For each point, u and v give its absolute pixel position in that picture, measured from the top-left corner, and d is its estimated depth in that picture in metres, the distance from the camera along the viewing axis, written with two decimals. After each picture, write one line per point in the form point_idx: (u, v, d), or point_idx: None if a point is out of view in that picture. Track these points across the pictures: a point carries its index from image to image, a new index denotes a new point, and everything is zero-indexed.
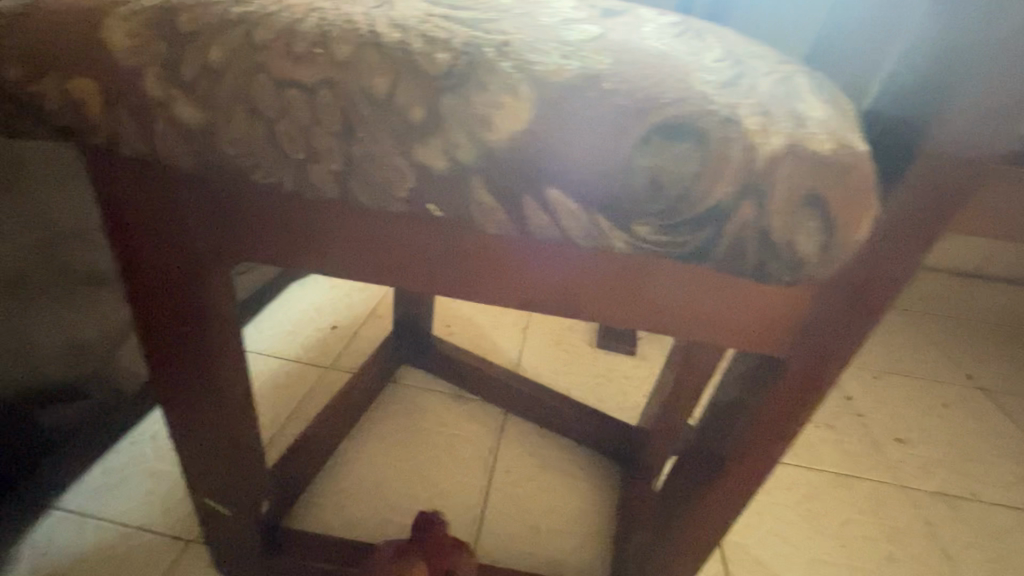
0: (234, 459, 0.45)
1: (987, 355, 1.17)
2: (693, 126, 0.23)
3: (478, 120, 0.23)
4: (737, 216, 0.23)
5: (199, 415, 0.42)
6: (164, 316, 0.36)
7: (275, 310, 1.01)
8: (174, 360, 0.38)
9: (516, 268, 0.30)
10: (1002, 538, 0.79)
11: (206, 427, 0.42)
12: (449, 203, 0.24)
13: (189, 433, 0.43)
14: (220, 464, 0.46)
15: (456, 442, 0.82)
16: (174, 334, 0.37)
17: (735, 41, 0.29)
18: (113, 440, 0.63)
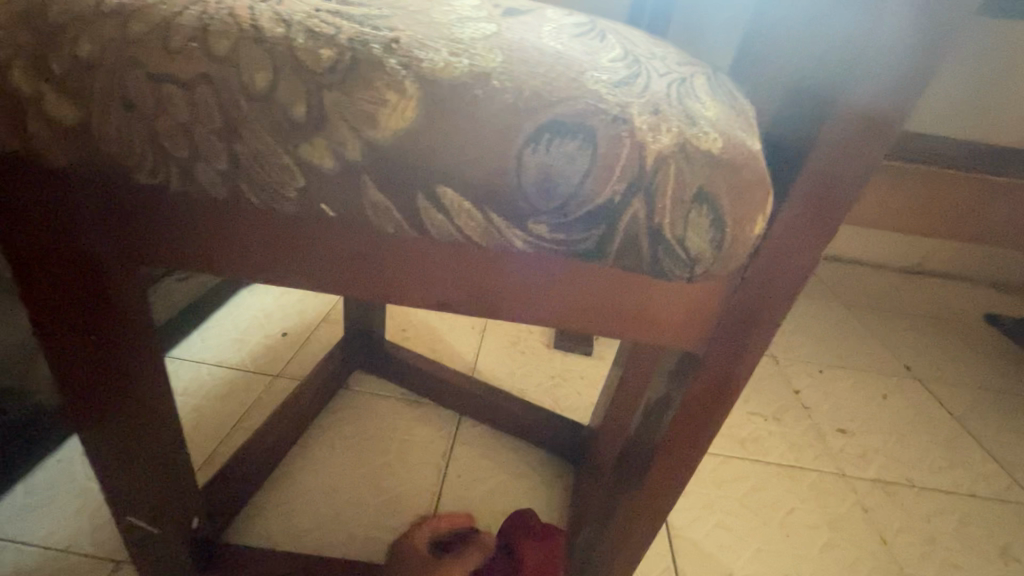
0: (156, 473, 0.43)
1: (923, 346, 1.23)
2: (582, 125, 0.23)
3: (363, 118, 0.22)
4: (627, 213, 0.24)
5: (114, 430, 0.39)
6: (60, 326, 0.33)
7: (222, 319, 0.97)
8: (76, 372, 0.35)
9: (429, 269, 0.29)
10: (934, 520, 0.83)
11: (123, 441, 0.40)
12: (341, 202, 0.24)
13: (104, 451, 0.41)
14: (139, 480, 0.43)
15: (408, 447, 0.80)
16: (72, 345, 0.34)
17: (639, 42, 0.30)
18: (34, 458, 0.59)
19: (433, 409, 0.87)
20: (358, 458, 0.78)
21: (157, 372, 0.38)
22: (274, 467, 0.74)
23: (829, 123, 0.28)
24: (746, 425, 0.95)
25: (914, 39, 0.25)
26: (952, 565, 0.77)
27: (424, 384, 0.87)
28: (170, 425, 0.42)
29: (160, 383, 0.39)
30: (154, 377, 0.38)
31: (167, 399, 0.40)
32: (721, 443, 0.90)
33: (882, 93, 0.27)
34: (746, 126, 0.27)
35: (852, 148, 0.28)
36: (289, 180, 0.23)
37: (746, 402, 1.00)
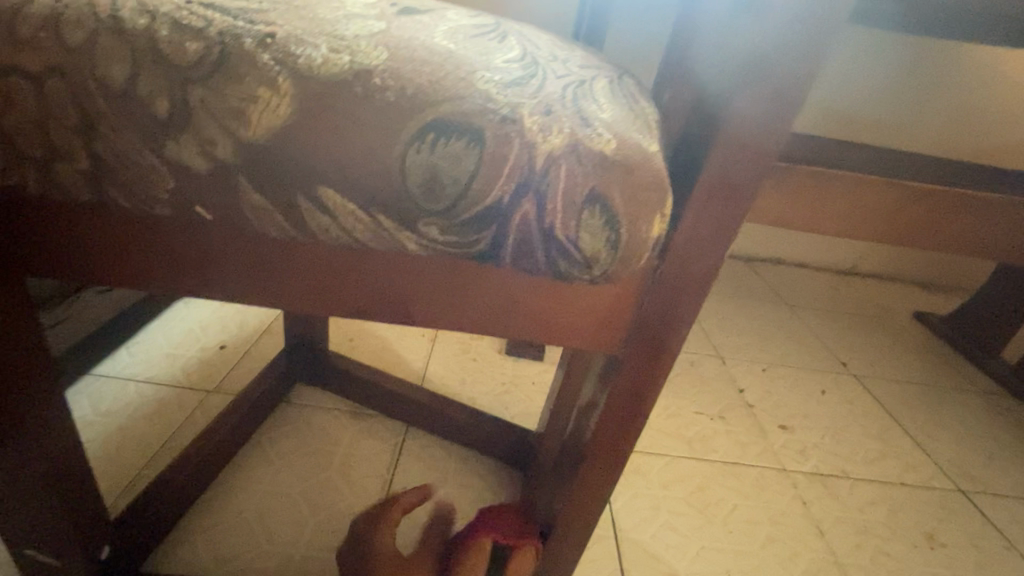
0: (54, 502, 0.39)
1: (859, 343, 1.29)
2: (468, 125, 0.22)
3: (234, 116, 0.21)
4: (517, 215, 0.23)
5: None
6: None
7: (154, 334, 0.92)
8: None
9: (329, 276, 0.28)
10: (868, 509, 0.86)
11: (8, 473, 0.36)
12: (219, 205, 0.23)
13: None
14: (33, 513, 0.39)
15: (351, 460, 0.78)
16: None
17: (543, 45, 0.30)
18: None
19: (378, 421, 0.85)
20: (297, 474, 0.74)
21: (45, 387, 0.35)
22: (205, 486, 0.70)
23: (724, 122, 0.29)
24: (692, 425, 0.97)
25: (792, 50, 0.27)
26: (884, 553, 0.80)
27: (368, 394, 0.85)
28: (66, 447, 0.39)
29: (50, 400, 0.36)
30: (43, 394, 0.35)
31: (59, 417, 0.37)
32: (669, 444, 0.92)
33: (768, 96, 0.28)
34: (643, 129, 0.27)
35: (744, 151, 0.30)
36: (159, 181, 0.22)
37: (693, 403, 1.02)
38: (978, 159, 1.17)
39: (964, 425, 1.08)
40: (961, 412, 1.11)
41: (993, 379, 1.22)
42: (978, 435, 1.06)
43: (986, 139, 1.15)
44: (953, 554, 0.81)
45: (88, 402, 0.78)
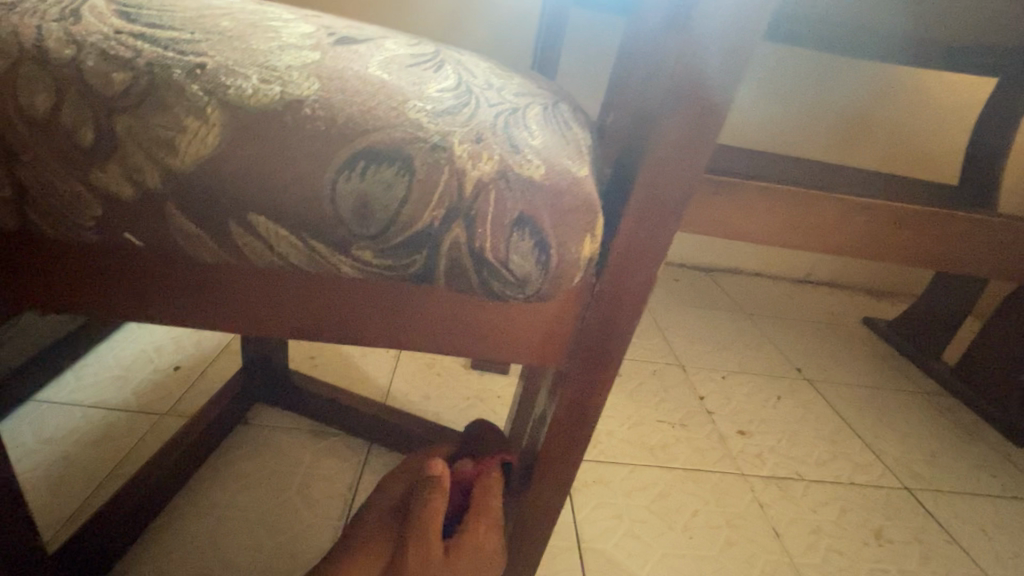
0: None
1: (812, 348, 1.34)
2: (398, 154, 0.23)
3: (162, 145, 0.22)
4: (448, 238, 0.24)
5: None
6: None
7: (102, 356, 0.89)
8: None
9: (268, 298, 0.28)
10: (821, 510, 0.89)
11: None
12: (149, 231, 0.23)
13: None
14: None
15: (311, 480, 0.76)
16: None
17: (479, 73, 0.31)
18: None
19: (340, 439, 0.84)
20: (254, 496, 0.73)
21: None
22: (156, 513, 0.67)
23: (650, 146, 0.31)
24: (654, 433, 0.99)
25: (708, 80, 0.29)
26: (835, 551, 0.82)
27: (330, 413, 0.84)
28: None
29: None
30: None
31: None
32: (631, 453, 0.93)
33: (689, 121, 0.30)
34: (574, 154, 0.29)
35: (671, 172, 0.32)
36: (86, 209, 0.22)
37: (655, 412, 1.04)
38: (891, 167, 1.24)
39: (909, 425, 1.13)
40: (907, 413, 1.17)
41: (936, 380, 1.29)
42: (923, 434, 1.11)
43: (905, 150, 1.23)
44: (900, 549, 0.85)
45: (30, 430, 0.74)
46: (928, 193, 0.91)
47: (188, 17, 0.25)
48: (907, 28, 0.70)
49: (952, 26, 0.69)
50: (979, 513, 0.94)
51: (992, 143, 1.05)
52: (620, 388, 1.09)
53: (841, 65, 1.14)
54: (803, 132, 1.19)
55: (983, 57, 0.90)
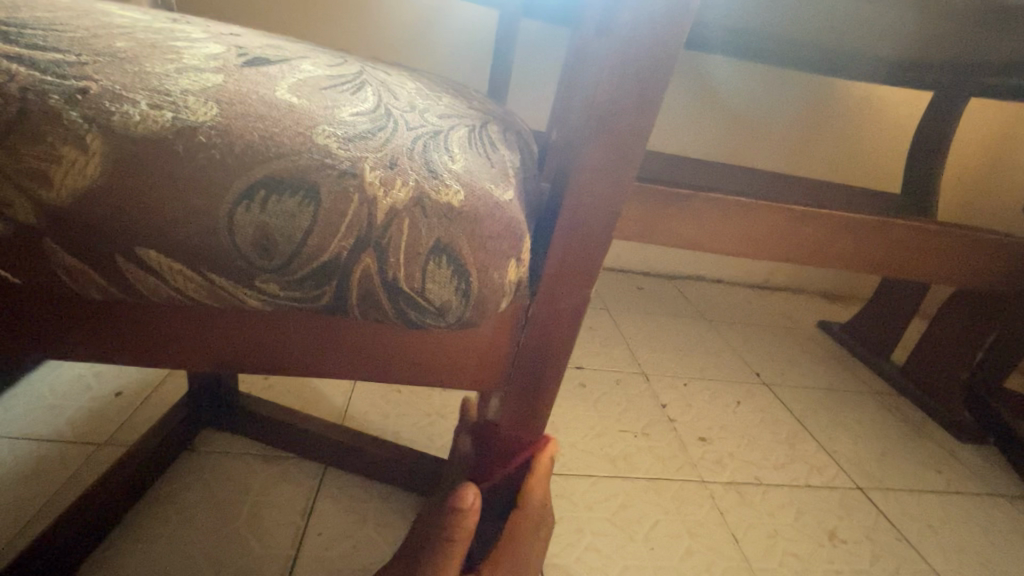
0: None
1: (770, 353, 1.38)
2: (302, 182, 0.22)
3: (34, 176, 0.20)
4: (357, 269, 0.23)
5: None
6: None
7: (36, 384, 0.83)
8: None
9: (177, 333, 0.27)
10: (777, 513, 0.91)
11: None
12: (27, 268, 0.21)
13: None
14: None
15: (261, 509, 0.73)
16: None
17: (403, 95, 0.30)
18: None
19: (294, 463, 0.81)
20: (198, 529, 0.69)
21: None
22: (89, 551, 0.63)
23: (577, 167, 0.31)
24: (617, 444, 0.99)
25: (631, 101, 0.29)
26: (792, 555, 0.84)
27: (282, 436, 0.81)
28: None
29: None
30: None
31: None
32: (594, 465, 0.93)
33: (613, 141, 0.30)
34: (498, 178, 0.28)
35: (599, 194, 0.31)
36: None
37: (618, 421, 1.05)
38: (835, 175, 1.30)
39: (861, 424, 1.17)
40: (860, 414, 1.20)
41: (885, 381, 1.34)
42: (874, 434, 1.15)
43: (848, 161, 1.29)
44: (853, 549, 0.87)
45: None
46: (868, 202, 0.95)
47: (77, 37, 0.24)
48: (840, 39, 0.74)
49: (880, 40, 0.73)
50: (926, 510, 0.97)
51: (926, 153, 1.11)
52: (583, 399, 1.09)
53: (786, 78, 1.19)
54: (750, 142, 1.24)
55: (912, 71, 0.95)
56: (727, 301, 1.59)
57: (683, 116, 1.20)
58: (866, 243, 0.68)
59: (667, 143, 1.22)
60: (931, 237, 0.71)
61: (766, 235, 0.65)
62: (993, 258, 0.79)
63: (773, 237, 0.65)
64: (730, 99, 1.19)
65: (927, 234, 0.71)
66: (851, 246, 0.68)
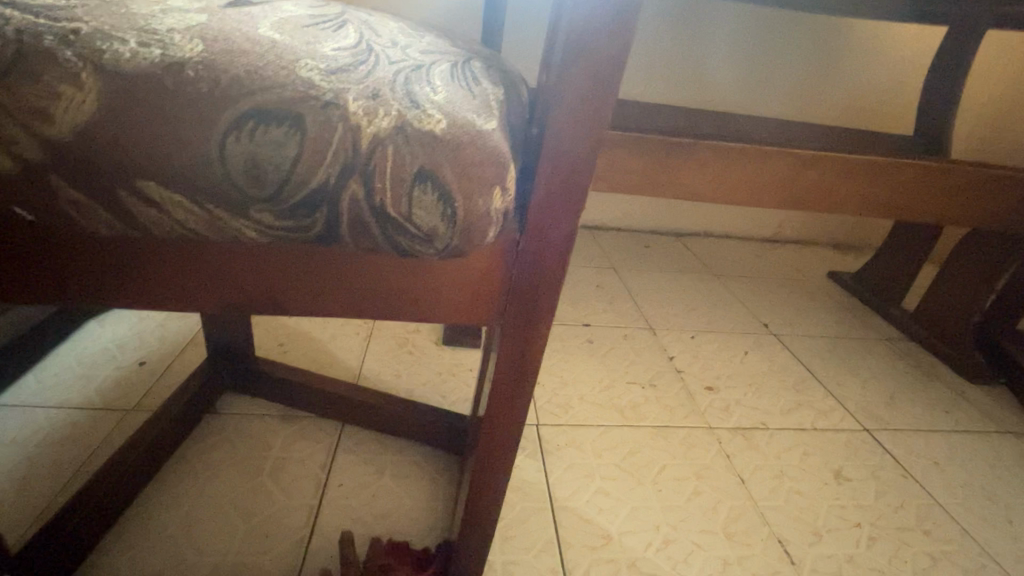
0: None
1: (778, 304, 1.38)
2: (288, 112, 0.23)
3: (34, 112, 0.21)
4: (346, 195, 0.24)
5: None
6: None
7: (64, 355, 0.87)
8: None
9: (183, 271, 0.28)
10: (783, 455, 0.93)
11: None
12: (39, 206, 0.23)
13: None
14: None
15: (283, 464, 0.76)
16: None
17: (384, 33, 0.31)
18: None
19: (312, 422, 0.84)
20: (224, 484, 0.73)
21: None
22: (126, 506, 0.67)
23: (558, 95, 0.31)
24: (625, 395, 1.01)
25: (608, 23, 0.29)
26: (796, 492, 0.86)
27: (300, 397, 0.84)
28: None
29: None
30: None
31: None
32: (602, 416, 0.95)
33: (591, 68, 0.30)
34: (480, 110, 0.29)
35: (580, 121, 0.32)
36: None
37: (625, 373, 1.07)
38: (844, 121, 1.27)
39: (870, 370, 1.18)
40: (868, 360, 1.21)
41: (896, 327, 1.33)
42: (882, 378, 1.16)
43: (857, 105, 1.26)
44: (858, 486, 0.89)
45: None
46: (876, 143, 0.93)
47: None
48: None
49: None
50: (932, 448, 0.98)
51: (940, 90, 1.07)
52: (591, 354, 1.11)
53: (791, 20, 1.15)
54: (752, 96, 1.22)
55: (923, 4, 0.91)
56: (734, 255, 1.58)
57: (682, 71, 1.18)
58: (875, 183, 0.68)
59: (667, 100, 1.20)
60: (939, 175, 0.70)
61: (767, 180, 0.64)
62: (1010, 194, 0.77)
63: (771, 183, 0.65)
64: (732, 52, 1.17)
65: (938, 172, 0.70)
66: (855, 188, 0.67)
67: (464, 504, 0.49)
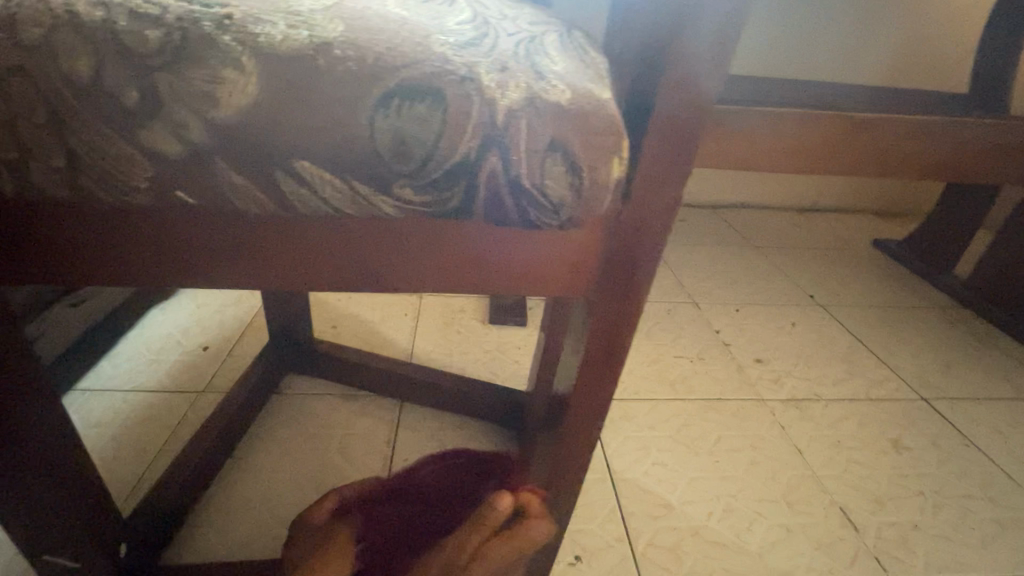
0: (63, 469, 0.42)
1: (823, 275, 1.35)
2: (430, 87, 0.24)
3: (202, 98, 0.22)
4: (483, 168, 0.25)
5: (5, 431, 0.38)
6: None
7: (134, 341, 0.91)
8: None
9: (311, 251, 0.29)
10: (838, 425, 0.92)
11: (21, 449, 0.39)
12: (200, 188, 0.24)
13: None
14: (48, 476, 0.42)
15: (349, 440, 0.79)
16: None
17: (490, 6, 0.31)
18: None
19: (371, 401, 0.86)
20: (297, 460, 0.76)
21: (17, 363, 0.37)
22: (210, 481, 0.71)
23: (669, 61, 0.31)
24: (674, 368, 1.01)
25: None
26: (855, 461, 0.86)
27: (359, 376, 0.86)
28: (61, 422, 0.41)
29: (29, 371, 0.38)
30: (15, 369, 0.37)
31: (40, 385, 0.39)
32: (652, 389, 0.96)
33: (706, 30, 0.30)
34: (595, 79, 0.29)
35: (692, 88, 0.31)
36: (137, 173, 0.23)
37: (672, 348, 1.06)
38: (896, 81, 1.21)
39: (922, 338, 1.15)
40: (920, 328, 1.18)
41: (947, 295, 1.29)
42: (935, 346, 1.13)
43: (910, 64, 1.20)
44: (918, 454, 0.88)
45: (77, 417, 0.77)
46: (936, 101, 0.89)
47: None
48: None
49: None
50: (992, 416, 0.96)
51: (1002, 42, 1.02)
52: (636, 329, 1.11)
53: None
54: (827, 58, 1.17)
55: None
56: (774, 226, 1.55)
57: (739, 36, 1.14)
58: None
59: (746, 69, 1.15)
60: None
61: None
62: None
63: None
64: (795, 13, 1.12)
65: None
66: None
67: (545, 477, 0.50)
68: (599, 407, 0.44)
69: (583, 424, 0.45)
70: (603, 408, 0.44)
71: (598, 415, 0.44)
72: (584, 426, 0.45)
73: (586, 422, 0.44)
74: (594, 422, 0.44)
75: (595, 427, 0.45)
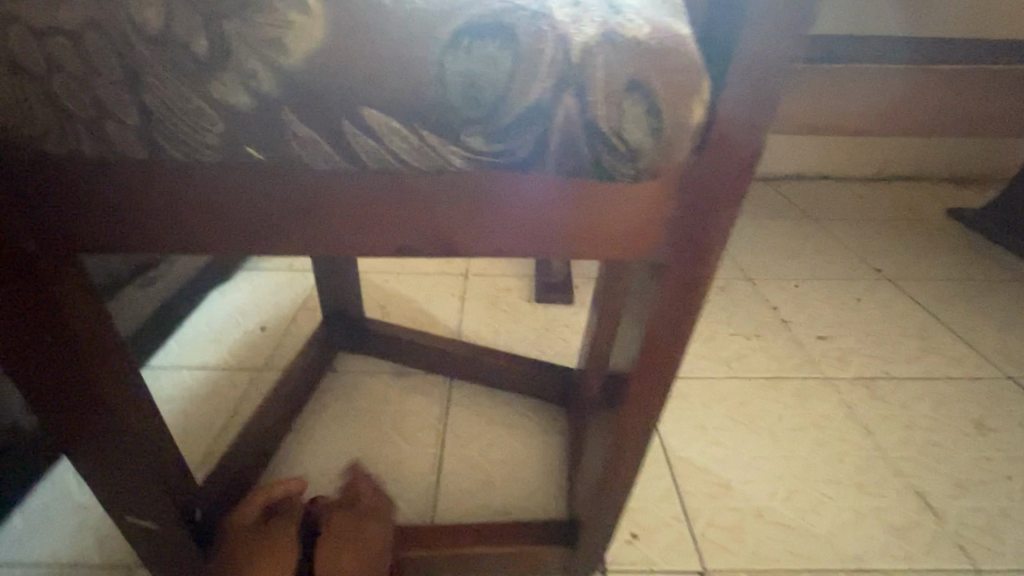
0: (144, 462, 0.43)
1: (891, 247, 1.26)
2: (500, 26, 0.22)
3: (270, 44, 0.22)
4: (557, 111, 0.23)
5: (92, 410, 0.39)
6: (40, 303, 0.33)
7: (198, 322, 0.94)
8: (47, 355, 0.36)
9: (374, 210, 0.28)
10: (912, 406, 0.86)
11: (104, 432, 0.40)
12: (269, 143, 0.23)
13: (81, 440, 0.40)
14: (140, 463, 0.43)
15: (401, 417, 0.80)
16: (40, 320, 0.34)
17: None
18: (31, 483, 0.60)
19: (421, 378, 0.87)
20: (352, 435, 0.77)
21: (111, 343, 0.38)
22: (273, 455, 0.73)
23: None
24: (729, 346, 0.97)
25: None
26: (932, 444, 0.80)
27: (409, 354, 0.87)
28: (142, 395, 0.42)
29: (118, 355, 0.39)
30: (109, 352, 0.38)
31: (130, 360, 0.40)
32: (707, 367, 0.92)
33: None
34: (672, 15, 0.26)
35: None
36: (208, 127, 0.23)
37: (727, 325, 1.02)
38: (976, 29, 1.10)
39: (1006, 313, 1.06)
40: (1004, 302, 1.09)
41: None
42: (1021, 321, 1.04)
43: (995, 8, 1.09)
44: (1003, 437, 0.81)
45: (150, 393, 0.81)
46: None
47: None
48: None
49: None
50: None
51: None
52: None
53: None
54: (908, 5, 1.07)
55: None
56: (835, 197, 1.46)
57: None
58: None
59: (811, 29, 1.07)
60: None
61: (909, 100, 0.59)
62: None
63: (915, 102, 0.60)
64: None
65: None
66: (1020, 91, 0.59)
67: (605, 454, 0.49)
68: (665, 381, 0.41)
69: (646, 398, 0.42)
70: (668, 382, 0.41)
71: (663, 390, 0.42)
72: (647, 400, 0.42)
73: (649, 396, 0.42)
74: (659, 397, 0.42)
75: (660, 403, 0.43)
